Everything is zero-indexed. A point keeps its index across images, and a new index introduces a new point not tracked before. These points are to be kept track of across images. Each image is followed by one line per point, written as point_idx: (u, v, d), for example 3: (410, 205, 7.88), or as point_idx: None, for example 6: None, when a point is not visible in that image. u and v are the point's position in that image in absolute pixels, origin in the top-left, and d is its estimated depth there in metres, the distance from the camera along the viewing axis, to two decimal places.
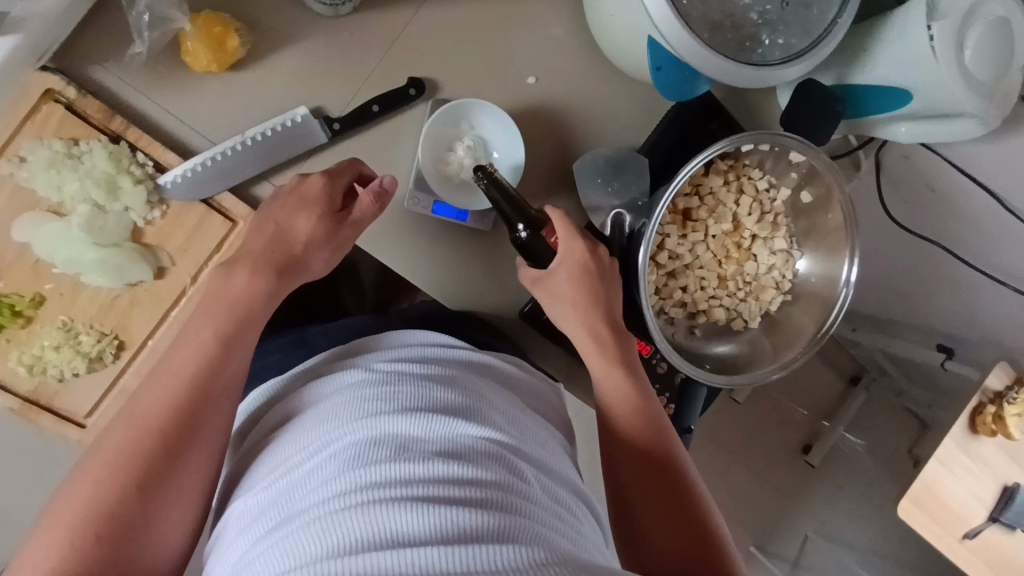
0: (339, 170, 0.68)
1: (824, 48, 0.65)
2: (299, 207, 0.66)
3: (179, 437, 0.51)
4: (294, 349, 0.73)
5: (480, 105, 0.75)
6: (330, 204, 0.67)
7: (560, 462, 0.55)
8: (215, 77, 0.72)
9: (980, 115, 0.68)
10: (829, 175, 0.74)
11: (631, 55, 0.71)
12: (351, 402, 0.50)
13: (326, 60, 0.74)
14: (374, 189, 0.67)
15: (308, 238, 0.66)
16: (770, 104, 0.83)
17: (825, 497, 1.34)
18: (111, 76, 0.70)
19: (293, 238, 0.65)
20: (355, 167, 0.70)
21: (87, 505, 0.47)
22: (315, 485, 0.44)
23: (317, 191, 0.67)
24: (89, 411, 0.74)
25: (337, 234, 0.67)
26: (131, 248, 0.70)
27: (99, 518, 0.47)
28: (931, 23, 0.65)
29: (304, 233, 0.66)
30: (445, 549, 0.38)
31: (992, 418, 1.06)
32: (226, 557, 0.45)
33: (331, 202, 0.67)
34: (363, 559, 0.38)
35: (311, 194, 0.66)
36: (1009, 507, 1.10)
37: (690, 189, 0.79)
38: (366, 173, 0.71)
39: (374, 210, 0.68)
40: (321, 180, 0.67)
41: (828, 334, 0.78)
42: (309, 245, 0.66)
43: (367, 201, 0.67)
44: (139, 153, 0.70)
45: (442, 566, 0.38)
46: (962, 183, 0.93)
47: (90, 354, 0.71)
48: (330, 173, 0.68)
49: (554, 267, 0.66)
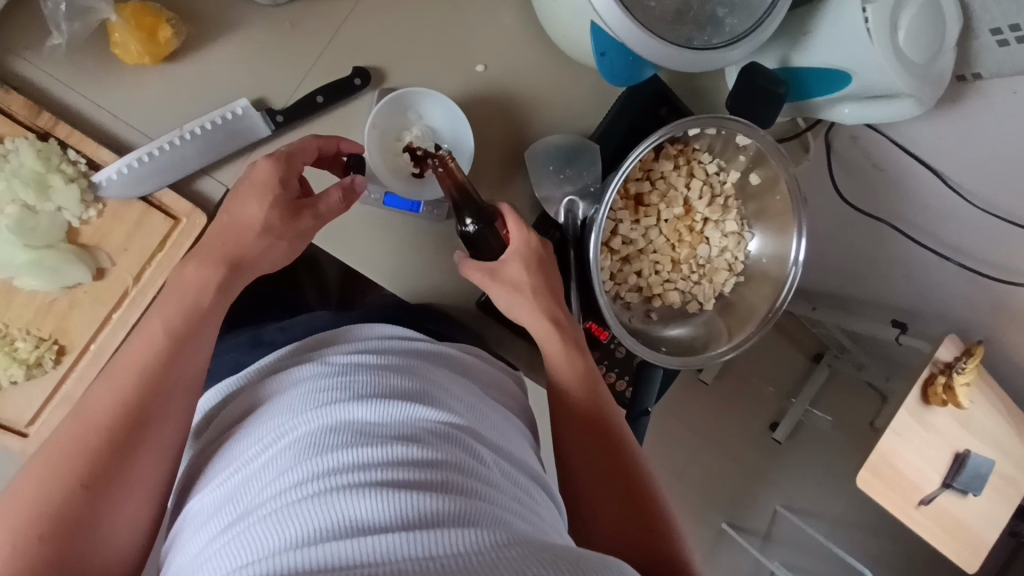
0: (294, 151, 0.65)
1: (763, 31, 0.65)
2: (251, 195, 0.62)
3: (127, 431, 0.50)
4: (248, 348, 0.72)
5: (428, 94, 0.74)
6: (286, 189, 0.64)
7: (519, 447, 0.54)
8: (149, 70, 0.70)
9: (915, 96, 0.70)
10: (775, 158, 0.75)
11: (576, 41, 0.71)
12: (307, 394, 0.49)
13: (266, 50, 0.73)
14: (342, 184, 0.65)
15: (264, 225, 0.62)
16: (717, 87, 0.84)
17: (790, 473, 1.38)
18: (38, 72, 0.68)
19: (247, 226, 0.61)
20: (313, 145, 0.66)
21: (30, 508, 0.45)
22: (271, 477, 0.43)
23: (269, 177, 0.63)
24: (31, 419, 0.71)
25: (296, 221, 0.63)
26: (67, 249, 0.68)
27: (41, 519, 0.45)
28: (866, 6, 0.66)
29: (258, 220, 0.62)
30: (406, 534, 0.38)
31: (942, 387, 1.10)
32: (182, 555, 0.44)
33: (287, 187, 0.64)
34: (321, 548, 0.37)
35: (262, 179, 0.63)
36: (961, 471, 1.16)
37: (641, 174, 0.80)
38: (328, 149, 0.69)
39: (341, 207, 0.66)
40: (271, 165, 0.64)
41: (779, 312, 0.80)
42: (265, 233, 0.62)
43: (335, 197, 0.65)
44: (70, 150, 0.68)
45: (403, 550, 0.37)
46: (907, 162, 0.96)
47: (28, 361, 0.69)
48: (283, 156, 0.64)
49: (507, 258, 0.66)
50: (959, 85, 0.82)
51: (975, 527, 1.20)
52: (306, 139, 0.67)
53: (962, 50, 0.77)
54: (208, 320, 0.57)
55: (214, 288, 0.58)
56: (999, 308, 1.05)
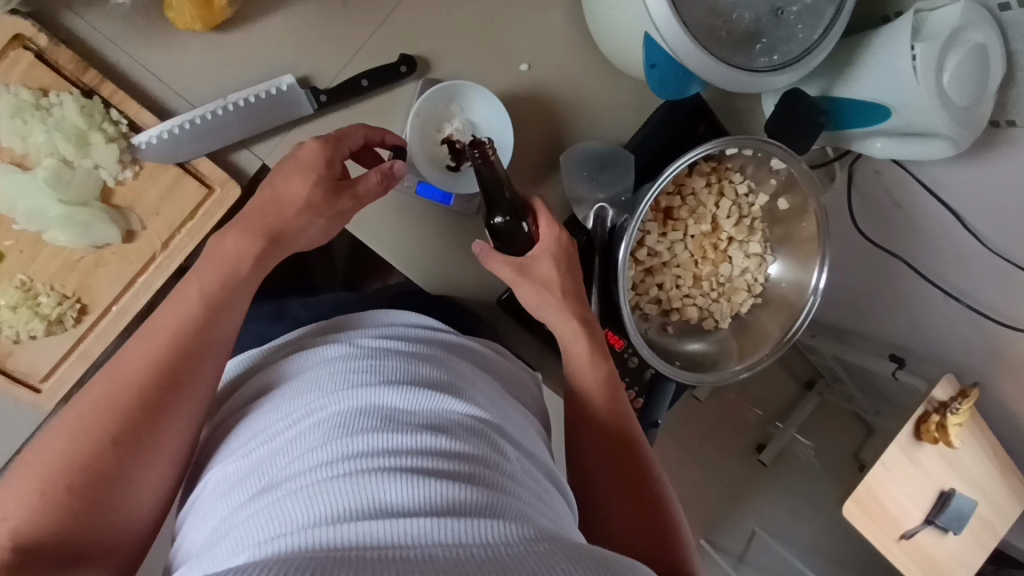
0: (342, 135, 0.65)
1: (813, 59, 0.66)
2: (295, 171, 0.62)
3: (160, 394, 0.49)
4: (271, 322, 0.72)
5: (473, 88, 0.74)
6: (330, 169, 0.63)
7: (538, 446, 0.54)
8: (199, 36, 0.69)
9: (952, 137, 0.71)
10: (807, 184, 0.76)
11: (626, 51, 0.71)
12: (336, 374, 0.49)
13: (315, 28, 0.72)
14: (383, 170, 0.65)
15: (305, 203, 0.62)
16: (755, 110, 0.84)
17: (777, 497, 1.39)
18: (87, 27, 0.67)
19: (288, 202, 0.61)
20: (360, 133, 0.67)
21: (60, 457, 0.45)
22: (300, 453, 0.43)
23: (315, 157, 0.63)
24: (46, 375, 0.71)
25: (336, 202, 0.64)
26: (100, 208, 0.67)
27: (69, 470, 0.45)
28: (915, 44, 0.67)
29: (299, 197, 0.62)
30: (437, 521, 0.38)
31: (935, 426, 1.11)
32: (202, 525, 0.44)
33: (331, 167, 0.64)
34: (351, 528, 0.37)
35: (308, 158, 0.63)
36: (944, 510, 1.17)
37: (673, 188, 0.81)
38: (373, 139, 0.69)
39: (378, 191, 0.66)
40: (317, 145, 0.64)
41: (794, 339, 0.80)
42: (305, 210, 0.62)
43: (373, 180, 0.65)
44: (113, 109, 0.67)
45: (434, 537, 0.37)
46: (928, 201, 0.97)
47: (49, 316, 0.68)
48: (331, 139, 0.64)
49: (537, 254, 0.66)
50: (992, 132, 0.83)
51: (951, 566, 1.22)
52: (354, 126, 0.67)
53: (1000, 98, 0.78)
54: (243, 293, 0.56)
55: (252, 259, 0.58)
56: (996, 354, 1.06)
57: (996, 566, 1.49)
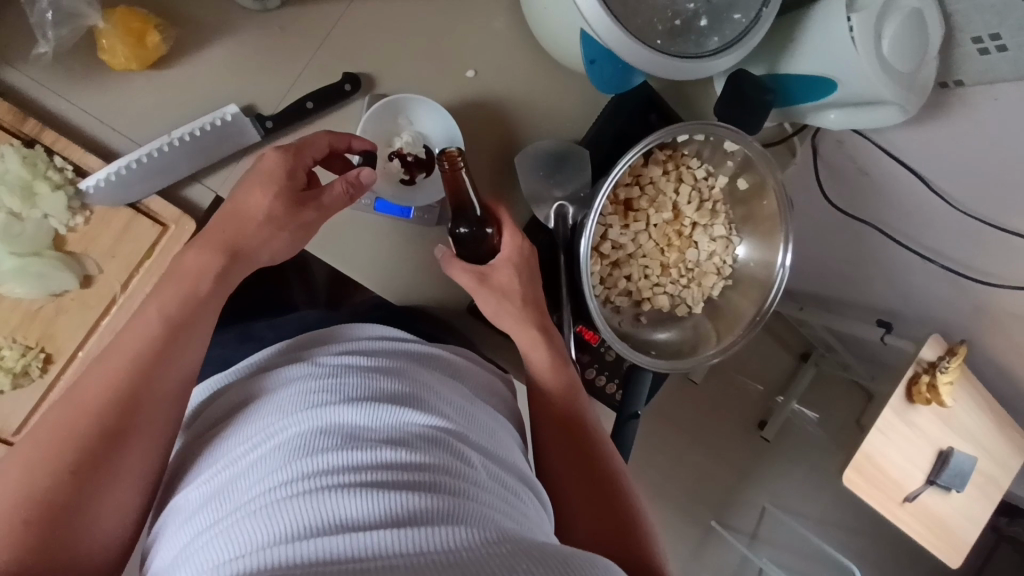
0: (303, 145, 0.65)
1: (751, 40, 0.66)
2: (256, 184, 0.62)
3: (119, 423, 0.49)
4: (237, 347, 0.72)
5: (419, 100, 0.74)
6: (291, 180, 0.63)
7: (507, 449, 0.54)
8: (137, 75, 0.69)
9: (900, 103, 0.71)
10: (762, 164, 0.76)
11: (566, 48, 0.71)
12: (297, 394, 0.49)
13: (256, 54, 0.72)
14: (348, 179, 0.64)
15: (266, 216, 0.61)
16: (705, 94, 0.85)
17: (780, 472, 1.39)
18: (24, 77, 0.68)
19: (250, 216, 0.61)
20: (324, 140, 0.66)
21: (16, 491, 0.45)
22: (260, 475, 0.43)
23: (275, 168, 0.63)
24: (18, 428, 0.70)
25: (300, 213, 0.63)
26: (54, 256, 0.68)
27: (25, 504, 0.45)
28: (851, 14, 0.67)
29: (261, 210, 0.61)
30: (395, 532, 0.38)
31: (926, 387, 1.12)
32: (166, 552, 0.44)
33: (293, 179, 0.63)
34: (309, 546, 0.37)
35: (271, 170, 0.63)
36: (944, 469, 1.18)
37: (631, 179, 0.81)
38: (339, 146, 0.68)
39: (345, 199, 0.65)
40: (279, 156, 0.63)
41: (767, 316, 0.81)
42: (267, 224, 0.61)
43: (339, 189, 0.64)
44: (57, 156, 0.67)
45: (392, 548, 0.37)
46: (892, 166, 0.97)
47: (14, 370, 0.68)
48: (291, 149, 0.64)
49: (497, 263, 0.67)
50: (941, 93, 0.83)
51: (956, 524, 1.23)
52: (317, 133, 0.67)
53: (944, 58, 0.79)
54: (206, 309, 0.56)
55: (211, 285, 0.58)
56: (979, 309, 1.06)
57: (1007, 517, 1.50)
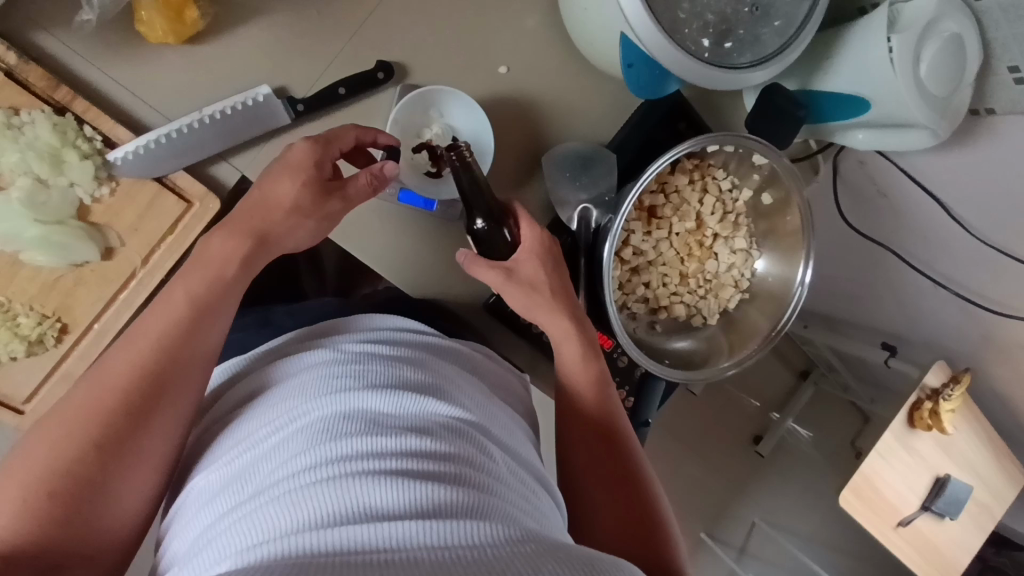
0: (332, 137, 0.65)
1: (790, 55, 0.66)
2: (284, 172, 0.62)
3: (142, 406, 0.49)
4: (255, 329, 0.72)
5: (451, 93, 0.73)
6: (319, 171, 0.63)
7: (525, 448, 0.53)
8: (171, 49, 0.69)
9: (933, 128, 0.71)
10: (790, 179, 0.76)
11: (603, 51, 0.71)
12: (319, 380, 0.49)
13: (293, 37, 0.72)
14: (373, 171, 0.64)
15: (292, 205, 0.61)
16: (735, 107, 0.85)
17: (777, 489, 1.39)
18: (58, 44, 0.67)
19: (276, 202, 0.60)
20: (351, 134, 0.66)
21: (43, 463, 0.45)
22: (283, 459, 0.43)
23: (303, 158, 0.62)
24: (31, 395, 0.71)
25: (324, 205, 0.63)
26: (77, 226, 0.67)
27: (50, 475, 0.45)
28: (892, 35, 0.67)
29: (288, 199, 0.61)
30: (421, 523, 0.38)
31: (927, 413, 1.12)
32: (186, 532, 0.44)
33: (320, 169, 0.63)
34: (335, 533, 0.37)
35: (298, 160, 0.62)
36: (941, 496, 1.18)
37: (656, 186, 0.81)
38: (365, 140, 0.68)
39: (367, 192, 0.65)
40: (309, 147, 0.63)
41: (782, 333, 0.80)
42: (293, 212, 0.61)
43: (362, 182, 0.64)
44: (87, 126, 0.67)
45: (418, 540, 0.37)
46: (912, 191, 0.97)
47: (29, 337, 0.68)
48: (320, 140, 0.64)
49: (520, 256, 0.66)
50: (973, 119, 0.83)
51: (949, 552, 1.22)
52: (344, 127, 0.66)
53: (977, 86, 0.79)
54: (232, 290, 0.56)
55: (237, 265, 0.57)
56: (988, 339, 1.06)
57: (995, 548, 1.50)
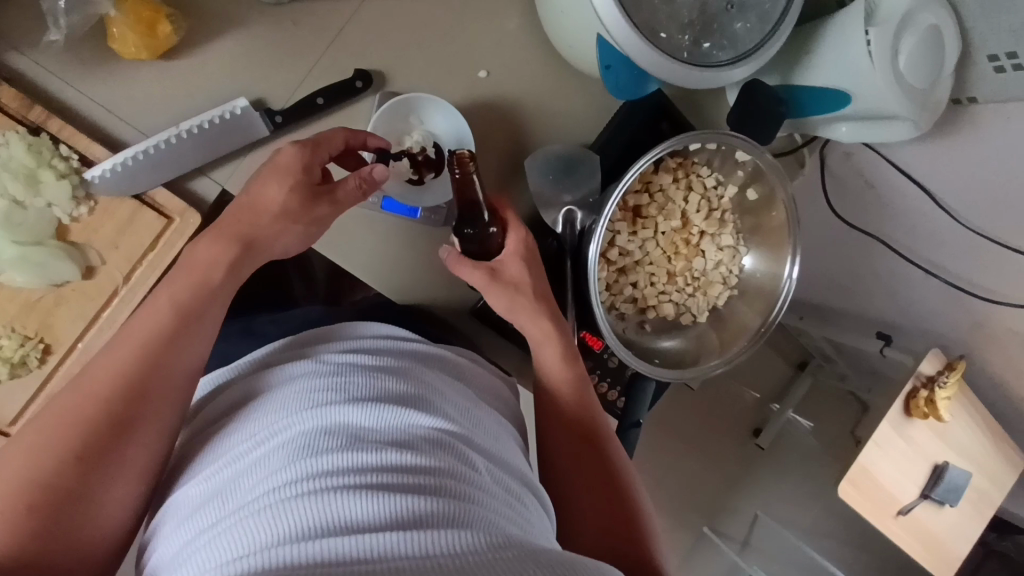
0: (322, 140, 0.64)
1: (767, 50, 0.66)
2: (272, 176, 0.61)
3: (124, 421, 0.48)
4: (238, 340, 0.72)
5: (432, 101, 0.74)
6: (307, 175, 0.62)
7: (511, 453, 0.53)
8: (145, 64, 0.68)
9: (913, 119, 0.71)
10: (774, 175, 0.76)
11: (581, 53, 0.70)
12: (301, 393, 0.48)
13: (268, 48, 0.72)
14: (362, 174, 0.63)
15: (281, 208, 0.61)
16: (717, 104, 0.84)
17: (774, 482, 1.39)
18: (32, 64, 0.67)
19: (264, 208, 0.60)
20: (341, 137, 0.65)
21: (24, 475, 0.45)
22: (263, 474, 0.42)
23: (291, 162, 0.62)
24: (13, 419, 0.69)
25: (313, 208, 0.62)
26: (55, 246, 0.67)
27: (30, 487, 0.44)
28: (869, 29, 0.67)
29: (276, 203, 0.61)
30: (400, 534, 0.38)
31: (924, 401, 1.11)
32: (166, 549, 0.43)
33: (309, 173, 0.63)
34: (313, 546, 0.37)
35: (286, 164, 0.62)
36: (939, 484, 1.18)
37: (640, 186, 0.80)
38: (353, 143, 0.67)
39: (357, 196, 0.64)
40: (298, 150, 0.63)
41: (772, 328, 0.81)
42: (281, 216, 0.61)
43: (351, 186, 0.64)
44: (62, 145, 0.67)
45: (398, 550, 0.37)
46: (899, 180, 0.97)
47: (11, 360, 0.67)
48: (310, 143, 0.63)
49: (504, 258, 0.66)
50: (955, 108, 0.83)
51: (949, 540, 1.22)
52: (334, 130, 0.66)
53: (959, 75, 0.78)
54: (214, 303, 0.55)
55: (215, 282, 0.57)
56: (979, 326, 1.06)
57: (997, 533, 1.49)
